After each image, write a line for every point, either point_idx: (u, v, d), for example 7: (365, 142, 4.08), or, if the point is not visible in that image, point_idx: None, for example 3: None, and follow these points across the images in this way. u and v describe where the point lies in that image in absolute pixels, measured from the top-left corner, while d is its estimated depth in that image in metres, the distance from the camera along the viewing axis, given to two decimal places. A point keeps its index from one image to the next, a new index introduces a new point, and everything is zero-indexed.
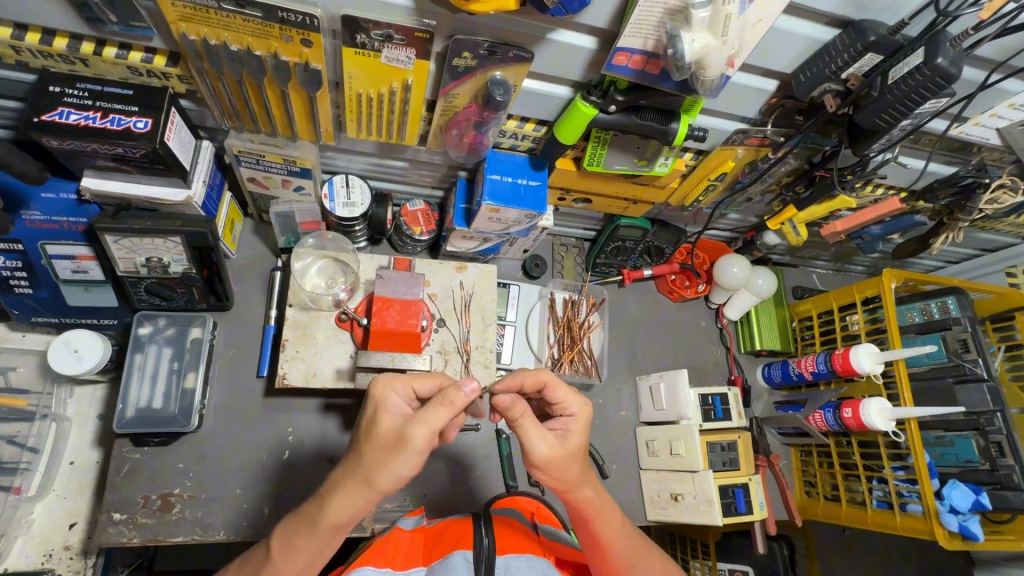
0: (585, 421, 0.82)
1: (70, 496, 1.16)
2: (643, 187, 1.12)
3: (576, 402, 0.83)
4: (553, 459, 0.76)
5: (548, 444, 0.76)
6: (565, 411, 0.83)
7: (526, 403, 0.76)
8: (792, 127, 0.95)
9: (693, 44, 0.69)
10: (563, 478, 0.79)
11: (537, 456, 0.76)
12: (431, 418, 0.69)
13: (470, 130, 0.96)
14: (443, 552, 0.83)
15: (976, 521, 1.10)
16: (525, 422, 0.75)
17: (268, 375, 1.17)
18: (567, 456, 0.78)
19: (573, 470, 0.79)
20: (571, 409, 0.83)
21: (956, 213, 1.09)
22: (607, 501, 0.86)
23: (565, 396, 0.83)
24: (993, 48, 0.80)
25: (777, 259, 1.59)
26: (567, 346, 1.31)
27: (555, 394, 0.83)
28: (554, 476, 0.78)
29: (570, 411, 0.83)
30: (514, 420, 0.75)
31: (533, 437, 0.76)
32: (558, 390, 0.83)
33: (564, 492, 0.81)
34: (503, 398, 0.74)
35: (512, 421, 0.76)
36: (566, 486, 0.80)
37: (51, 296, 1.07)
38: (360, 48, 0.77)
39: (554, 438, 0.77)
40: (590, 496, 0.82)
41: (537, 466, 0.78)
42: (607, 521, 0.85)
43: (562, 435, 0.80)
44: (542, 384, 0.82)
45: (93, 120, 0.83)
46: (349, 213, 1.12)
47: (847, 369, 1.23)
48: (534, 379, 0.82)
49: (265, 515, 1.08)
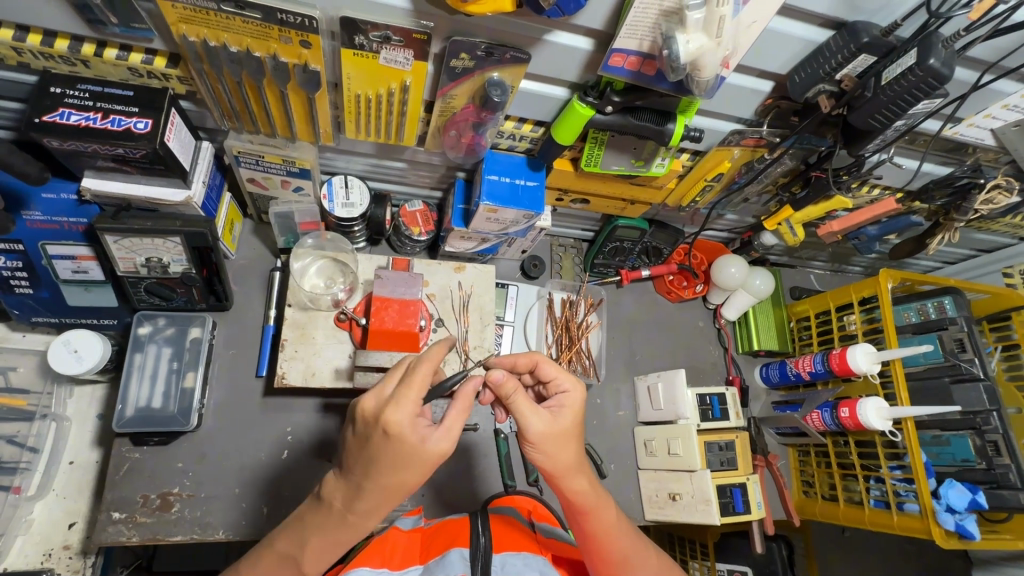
0: (577, 399, 0.84)
1: (70, 496, 1.16)
2: (641, 188, 1.13)
3: (569, 380, 0.85)
4: (548, 435, 0.79)
5: (542, 420, 0.79)
6: (558, 389, 0.85)
7: (519, 381, 0.79)
8: (787, 128, 0.95)
9: (688, 46, 0.70)
10: (557, 460, 0.80)
11: (531, 432, 0.78)
12: (453, 425, 0.72)
13: (468, 130, 0.96)
14: (440, 550, 0.84)
15: (973, 520, 1.11)
16: (518, 399, 0.78)
17: (267, 375, 1.18)
18: (561, 434, 0.80)
19: (567, 449, 0.81)
20: (564, 386, 0.84)
21: (952, 213, 1.10)
22: (604, 497, 0.87)
23: (556, 374, 0.85)
24: (986, 49, 0.81)
25: (774, 259, 1.59)
26: (565, 346, 1.32)
27: (547, 372, 0.86)
28: (549, 454, 0.80)
29: (563, 389, 0.85)
30: (507, 397, 0.78)
31: (525, 414, 0.78)
32: (549, 367, 0.86)
33: (558, 477, 0.82)
34: (494, 374, 0.77)
35: (507, 400, 0.78)
36: (561, 469, 0.82)
37: (52, 296, 1.07)
38: (358, 49, 0.78)
39: (547, 415, 0.80)
40: (585, 485, 0.83)
41: (530, 444, 0.80)
42: (604, 514, 0.86)
43: (555, 411, 0.82)
44: (534, 364, 0.87)
45: (94, 121, 0.83)
46: (348, 214, 1.12)
47: (845, 368, 1.23)
48: (526, 359, 0.87)
49: (264, 514, 1.08)
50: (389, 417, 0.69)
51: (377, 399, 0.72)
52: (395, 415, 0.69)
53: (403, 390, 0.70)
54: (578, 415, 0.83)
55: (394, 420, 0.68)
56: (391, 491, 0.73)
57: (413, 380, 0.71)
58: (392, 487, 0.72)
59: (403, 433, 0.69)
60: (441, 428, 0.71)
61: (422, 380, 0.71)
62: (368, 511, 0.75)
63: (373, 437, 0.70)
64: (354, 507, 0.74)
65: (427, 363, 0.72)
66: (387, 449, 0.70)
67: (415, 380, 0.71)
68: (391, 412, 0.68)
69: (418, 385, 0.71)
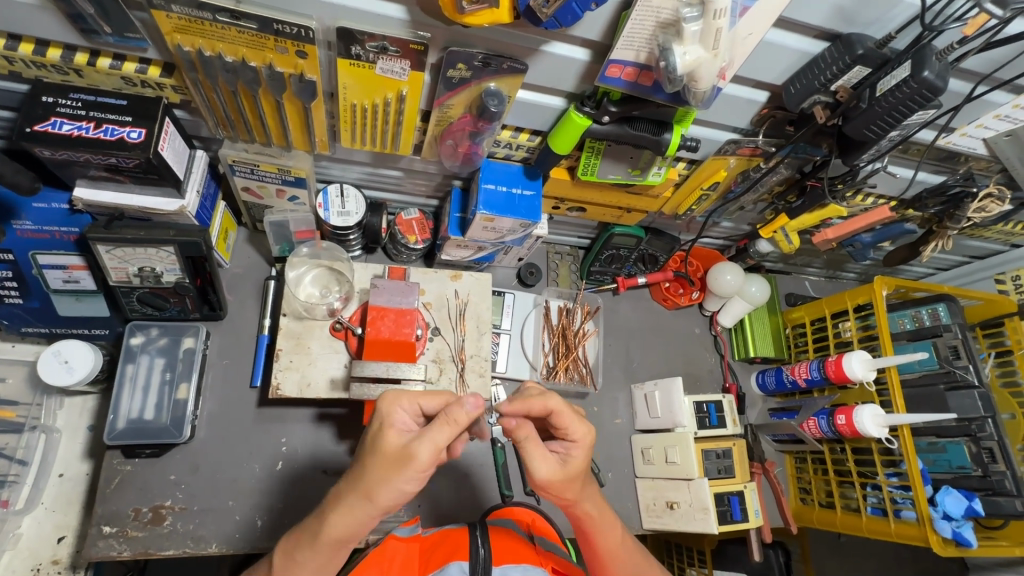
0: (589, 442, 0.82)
1: (59, 510, 1.14)
2: (636, 197, 1.13)
3: (582, 426, 0.82)
4: (552, 481, 0.79)
5: (549, 467, 0.79)
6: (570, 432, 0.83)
7: (530, 427, 0.78)
8: (783, 137, 0.96)
9: (685, 57, 0.70)
10: (564, 497, 0.82)
11: (537, 479, 0.79)
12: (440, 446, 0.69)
13: (465, 139, 0.96)
14: (439, 562, 0.82)
15: (970, 527, 1.11)
16: (525, 446, 0.77)
17: (262, 386, 1.17)
18: (569, 477, 0.81)
19: (574, 490, 0.82)
20: (575, 434, 0.82)
21: (945, 221, 1.11)
22: (610, 516, 0.90)
23: (570, 421, 0.81)
24: (978, 61, 0.82)
25: (769, 266, 1.61)
26: (562, 356, 1.32)
27: (562, 420, 0.81)
28: (555, 495, 0.81)
29: (575, 435, 0.82)
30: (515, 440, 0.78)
31: (532, 461, 0.78)
32: (565, 415, 0.81)
33: (567, 506, 0.85)
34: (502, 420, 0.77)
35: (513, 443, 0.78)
36: (567, 501, 0.84)
37: (42, 305, 1.06)
38: (355, 59, 0.78)
39: (554, 462, 0.79)
40: (591, 511, 0.86)
41: (539, 485, 0.81)
42: (609, 537, 0.89)
43: (565, 455, 0.82)
44: (548, 411, 0.81)
45: (87, 130, 0.82)
46: (344, 222, 1.11)
47: (841, 375, 1.23)
48: (541, 405, 0.81)
49: (258, 527, 1.07)
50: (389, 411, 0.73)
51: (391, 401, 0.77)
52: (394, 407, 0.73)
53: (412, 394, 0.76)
54: (588, 456, 0.83)
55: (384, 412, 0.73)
56: (366, 493, 0.70)
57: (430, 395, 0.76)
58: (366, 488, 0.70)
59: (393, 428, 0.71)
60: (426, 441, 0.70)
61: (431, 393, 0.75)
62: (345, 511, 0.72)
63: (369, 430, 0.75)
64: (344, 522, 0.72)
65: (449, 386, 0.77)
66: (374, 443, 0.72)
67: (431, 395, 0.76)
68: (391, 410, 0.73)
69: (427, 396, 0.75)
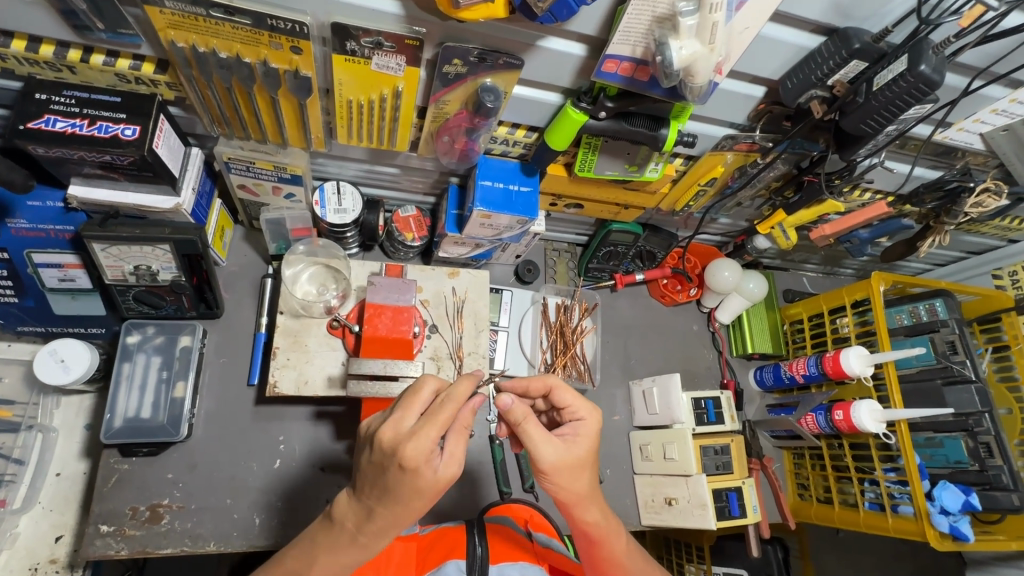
0: (595, 426, 0.83)
1: (56, 509, 1.14)
2: (634, 193, 1.13)
3: (585, 408, 0.84)
4: (562, 465, 0.77)
5: (556, 450, 0.78)
6: (574, 417, 0.84)
7: (530, 409, 0.77)
8: (780, 133, 0.96)
9: (681, 52, 0.70)
10: (571, 489, 0.79)
11: (544, 463, 0.77)
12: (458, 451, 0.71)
13: (461, 136, 0.95)
14: (436, 560, 0.82)
15: (967, 521, 1.12)
16: (529, 426, 0.77)
17: (259, 384, 1.16)
18: (576, 463, 0.79)
19: (581, 479, 0.79)
20: (580, 413, 0.84)
21: (941, 217, 1.12)
22: (614, 524, 0.86)
23: (572, 401, 0.84)
24: (974, 55, 0.82)
25: (767, 262, 1.61)
26: (560, 351, 1.30)
27: (562, 398, 0.85)
28: (562, 485, 0.79)
29: (578, 415, 0.84)
30: (518, 424, 0.77)
31: (538, 442, 0.77)
32: (565, 393, 0.85)
33: (572, 506, 0.81)
34: (503, 400, 0.76)
35: (517, 427, 0.77)
36: (574, 497, 0.80)
37: (38, 304, 1.06)
38: (350, 55, 0.77)
39: (560, 445, 0.78)
40: (596, 517, 0.82)
41: (544, 474, 0.78)
42: (614, 542, 0.85)
43: (570, 440, 0.81)
44: (548, 389, 0.86)
45: (80, 127, 0.82)
46: (341, 220, 1.11)
47: (838, 371, 1.23)
48: (541, 383, 0.86)
49: (256, 525, 1.07)
50: (408, 452, 0.66)
51: (395, 431, 0.68)
52: (413, 450, 0.66)
53: (425, 428, 0.67)
54: (593, 444, 0.82)
55: (416, 460, 0.66)
56: (403, 516, 0.71)
57: (436, 415, 0.68)
58: (403, 514, 0.71)
59: (420, 466, 0.67)
60: (448, 457, 0.70)
61: (444, 415, 0.68)
62: (378, 531, 0.73)
63: (385, 470, 0.69)
64: (364, 529, 0.73)
65: (452, 397, 0.70)
66: (400, 481, 0.68)
67: (438, 415, 0.68)
68: (411, 451, 0.66)
69: (441, 420, 0.68)
